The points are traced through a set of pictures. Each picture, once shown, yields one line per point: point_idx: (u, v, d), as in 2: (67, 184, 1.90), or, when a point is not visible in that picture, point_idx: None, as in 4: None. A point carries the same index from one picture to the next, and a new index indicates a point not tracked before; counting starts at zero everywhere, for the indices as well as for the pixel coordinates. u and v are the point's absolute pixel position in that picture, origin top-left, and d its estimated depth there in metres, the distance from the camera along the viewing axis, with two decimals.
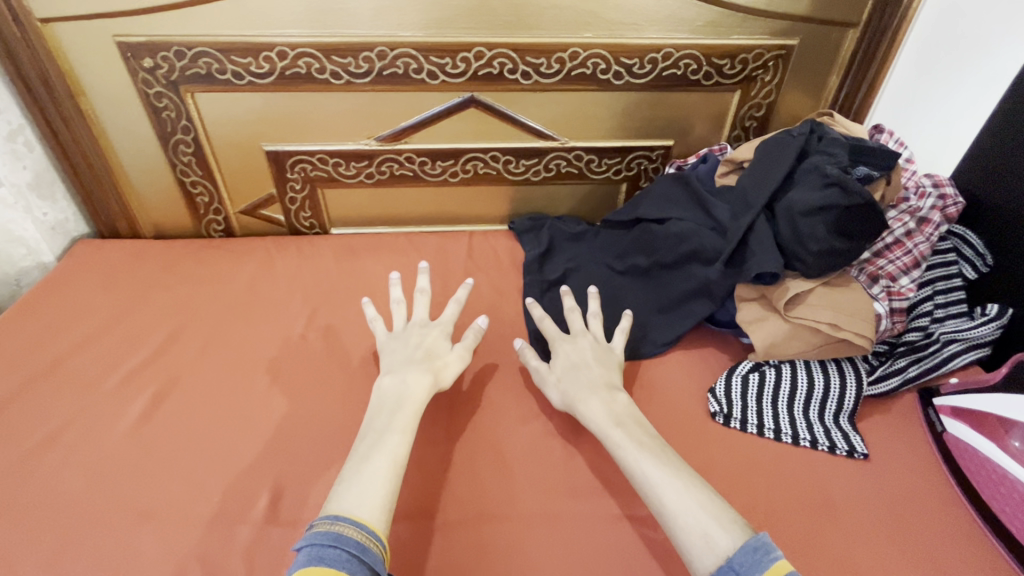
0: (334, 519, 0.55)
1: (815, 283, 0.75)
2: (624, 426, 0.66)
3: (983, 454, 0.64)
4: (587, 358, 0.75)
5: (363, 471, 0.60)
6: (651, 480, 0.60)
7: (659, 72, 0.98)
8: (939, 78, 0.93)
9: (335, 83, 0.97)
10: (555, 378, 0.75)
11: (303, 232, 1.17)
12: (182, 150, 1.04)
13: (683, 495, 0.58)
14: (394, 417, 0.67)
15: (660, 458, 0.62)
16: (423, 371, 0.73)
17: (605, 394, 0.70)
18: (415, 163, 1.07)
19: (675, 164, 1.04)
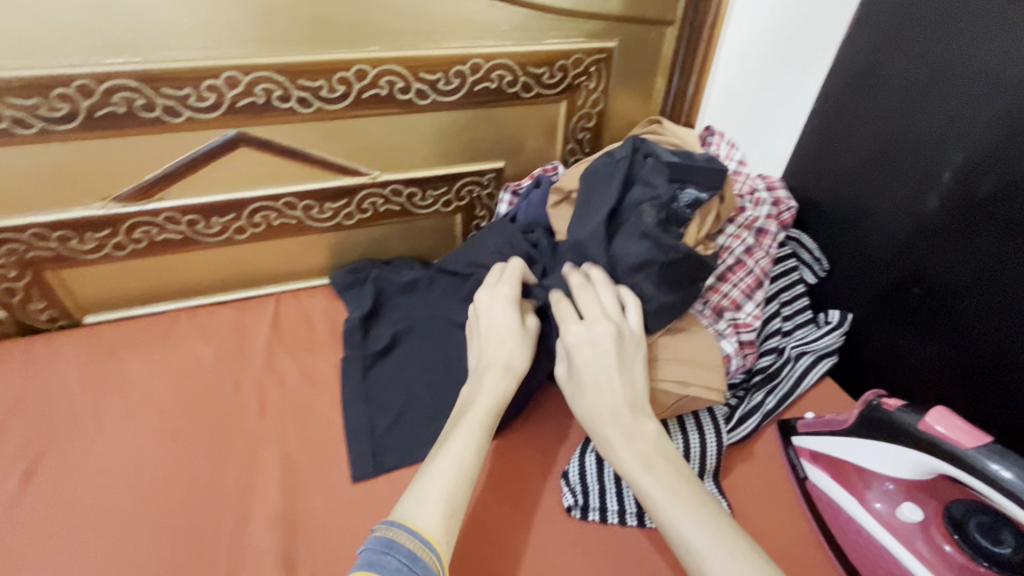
0: (400, 526, 0.47)
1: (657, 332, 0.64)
2: (651, 469, 0.53)
3: (847, 512, 0.59)
4: (610, 361, 0.57)
5: (426, 479, 0.51)
6: (684, 541, 0.48)
7: (470, 86, 0.83)
8: (761, 75, 0.89)
9: (24, 134, 0.69)
10: (572, 392, 0.59)
11: (43, 327, 0.87)
12: None
13: (727, 573, 0.46)
14: (461, 422, 0.56)
15: (697, 512, 0.49)
16: (497, 367, 0.60)
17: (625, 423, 0.55)
18: (180, 223, 0.82)
19: (509, 189, 0.92)
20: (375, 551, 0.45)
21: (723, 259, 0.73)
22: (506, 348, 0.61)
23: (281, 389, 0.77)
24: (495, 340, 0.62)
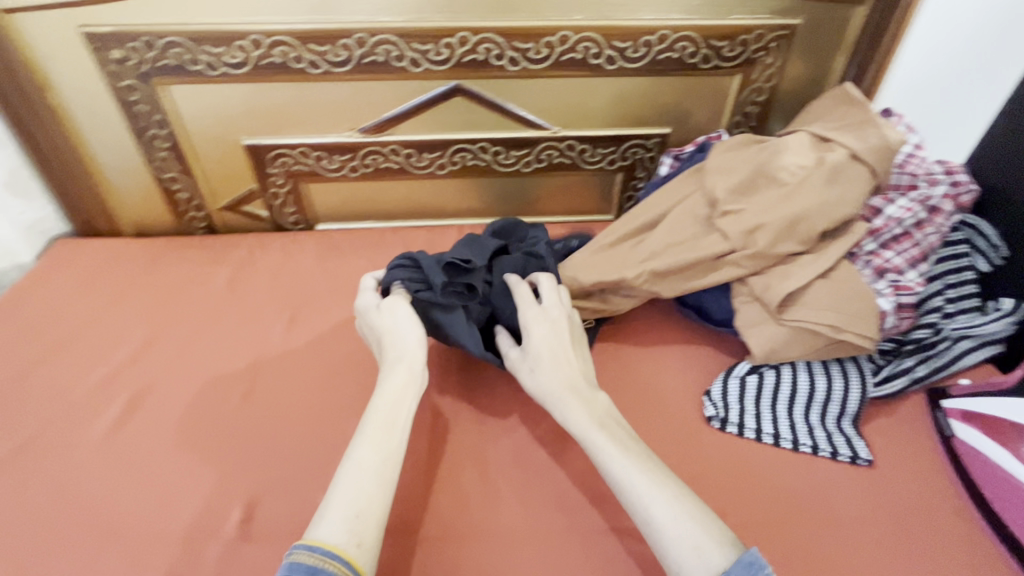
0: (310, 546, 0.47)
1: (812, 278, 0.70)
2: (605, 427, 0.60)
3: (993, 460, 0.64)
4: (557, 339, 0.67)
5: (339, 492, 0.52)
6: (632, 487, 0.54)
7: (654, 55, 0.93)
8: (952, 59, 0.89)
9: (313, 73, 0.92)
10: (529, 368, 0.67)
11: (289, 227, 1.13)
12: (158, 145, 1.00)
13: (670, 512, 0.51)
14: (376, 419, 0.59)
15: (647, 464, 0.56)
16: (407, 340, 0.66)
17: (583, 392, 0.63)
18: (400, 155, 1.03)
19: (670, 153, 1.00)
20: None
21: (890, 228, 0.75)
22: (398, 339, 0.66)
23: None
24: (398, 323, 0.67)
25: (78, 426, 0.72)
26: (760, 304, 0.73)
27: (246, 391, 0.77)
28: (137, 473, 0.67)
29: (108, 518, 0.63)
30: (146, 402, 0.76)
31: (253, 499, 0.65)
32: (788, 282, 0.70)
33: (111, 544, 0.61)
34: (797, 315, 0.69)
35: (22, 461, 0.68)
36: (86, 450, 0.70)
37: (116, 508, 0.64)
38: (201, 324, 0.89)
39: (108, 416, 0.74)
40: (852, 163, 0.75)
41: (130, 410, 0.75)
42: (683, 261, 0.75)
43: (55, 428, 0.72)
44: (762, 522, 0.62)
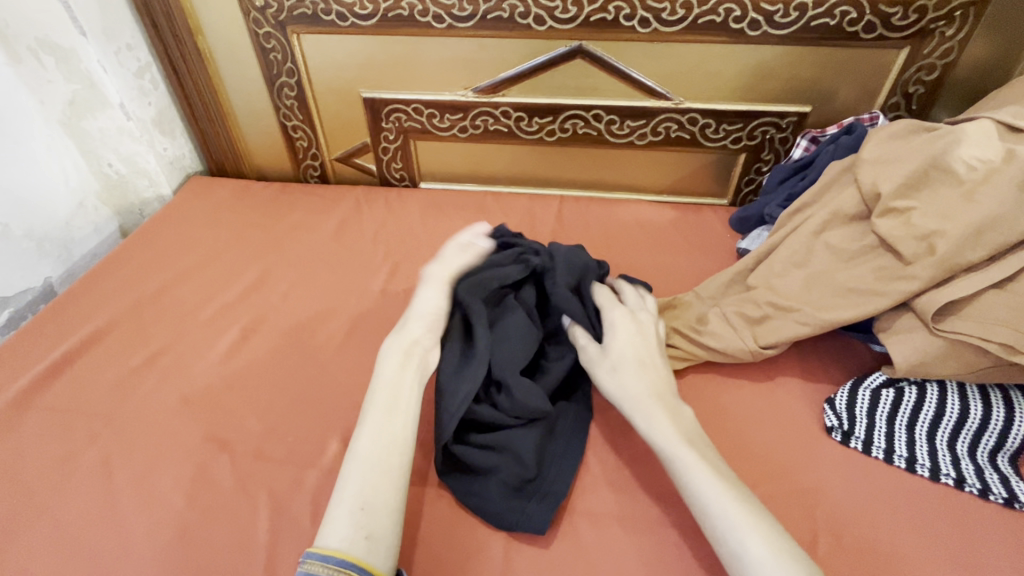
0: (320, 556, 0.46)
1: (985, 286, 0.59)
2: (692, 445, 0.55)
3: None
4: (641, 350, 0.64)
5: (354, 481, 0.51)
6: (719, 513, 0.49)
7: (807, 22, 0.83)
8: None
9: (437, 28, 0.92)
10: (609, 368, 0.62)
11: (394, 183, 1.15)
12: (286, 93, 1.05)
13: (765, 549, 0.46)
14: (391, 411, 0.56)
15: (739, 494, 0.51)
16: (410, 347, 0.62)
17: (667, 402, 0.59)
18: (510, 118, 1.01)
19: (807, 135, 0.90)
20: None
21: None
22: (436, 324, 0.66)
23: None
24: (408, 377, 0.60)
25: (200, 346, 0.79)
26: (910, 311, 0.64)
27: (347, 334, 0.80)
28: (248, 397, 0.72)
29: (220, 432, 0.68)
30: (258, 333, 0.81)
31: (348, 437, 0.67)
32: (949, 288, 0.60)
33: (221, 456, 0.65)
34: (957, 327, 0.59)
35: (153, 371, 0.75)
36: (206, 368, 0.75)
37: (229, 426, 0.68)
38: (310, 267, 0.93)
39: (226, 340, 0.79)
40: None
41: (245, 337, 0.80)
42: (848, 286, 0.68)
43: (181, 345, 0.79)
44: (887, 551, 0.55)
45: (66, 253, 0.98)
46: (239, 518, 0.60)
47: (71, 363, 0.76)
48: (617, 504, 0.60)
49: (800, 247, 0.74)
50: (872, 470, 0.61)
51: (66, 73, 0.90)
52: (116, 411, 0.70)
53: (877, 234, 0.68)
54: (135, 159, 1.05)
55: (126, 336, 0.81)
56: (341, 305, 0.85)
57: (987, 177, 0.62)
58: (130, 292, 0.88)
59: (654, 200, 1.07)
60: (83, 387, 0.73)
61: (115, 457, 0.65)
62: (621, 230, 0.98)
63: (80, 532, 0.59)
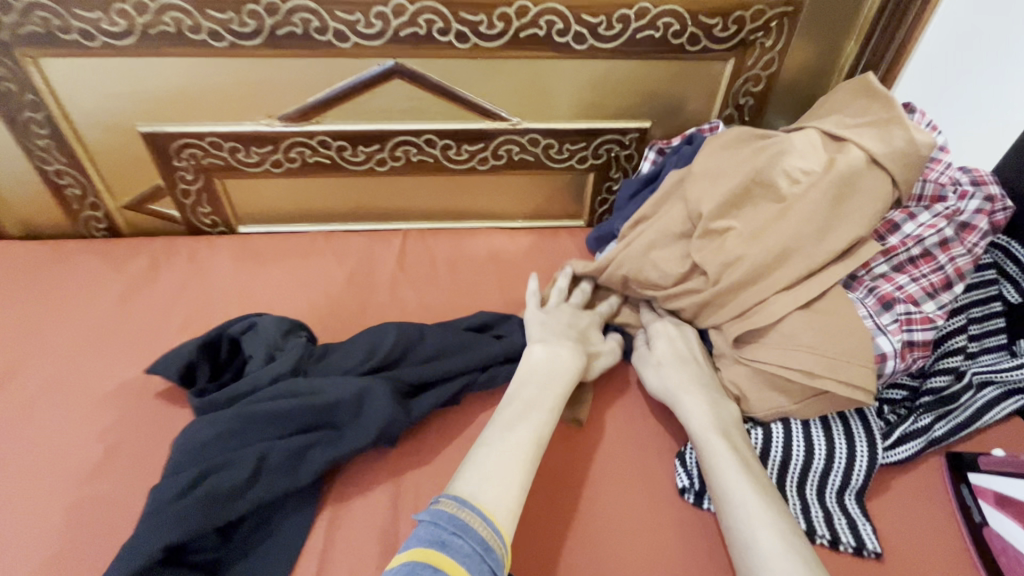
0: (460, 500, 0.47)
1: (788, 310, 0.60)
2: (728, 437, 0.56)
3: None
4: (682, 352, 0.65)
5: (478, 455, 0.52)
6: (743, 504, 0.51)
7: (632, 34, 0.77)
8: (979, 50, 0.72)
9: (216, 46, 0.75)
10: (655, 363, 0.65)
11: (206, 230, 0.96)
12: (35, 132, 0.83)
13: (776, 543, 0.48)
14: (512, 430, 0.54)
15: (764, 491, 0.52)
16: (547, 385, 0.60)
17: (712, 395, 0.60)
18: (331, 148, 0.87)
19: (655, 146, 0.85)
20: (434, 524, 0.45)
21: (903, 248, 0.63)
22: (564, 372, 0.62)
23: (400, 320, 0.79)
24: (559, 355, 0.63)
25: None
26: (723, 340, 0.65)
27: (112, 446, 0.62)
28: None
29: None
30: None
31: None
32: (751, 320, 0.62)
33: None
34: (759, 356, 0.60)
35: None
36: None
37: None
38: (76, 353, 0.73)
39: None
40: (869, 171, 0.61)
41: None
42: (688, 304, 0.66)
43: None
44: None
45: None
46: None
47: None
48: None
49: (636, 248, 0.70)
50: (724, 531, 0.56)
51: None
52: None
53: (693, 259, 0.65)
54: None
55: None
56: (112, 406, 0.67)
57: (801, 193, 0.62)
58: None
59: (509, 227, 0.98)
60: None
61: None
62: (470, 267, 0.88)
63: None
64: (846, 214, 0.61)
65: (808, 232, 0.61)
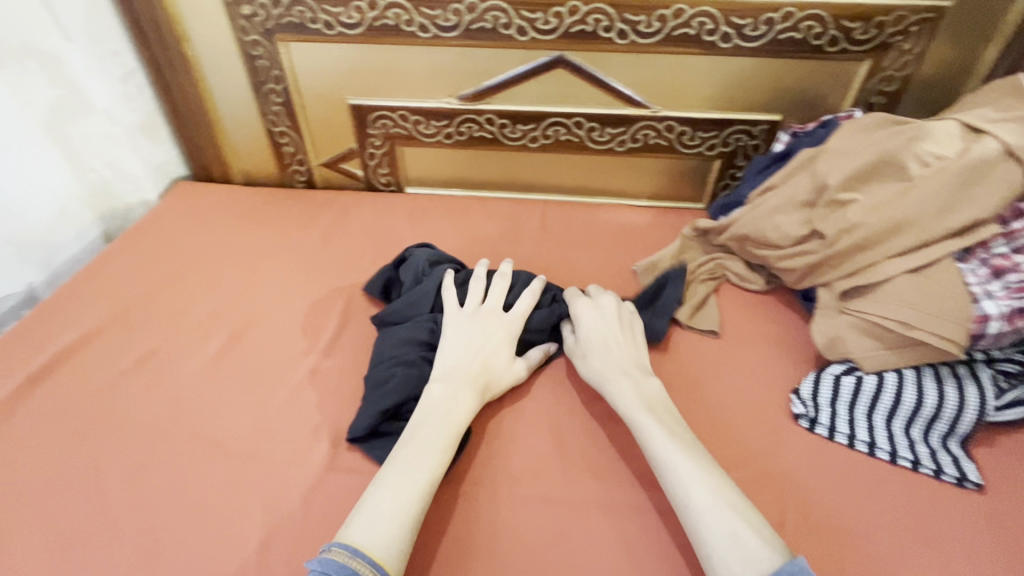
0: (350, 548, 0.50)
1: (895, 271, 0.68)
2: (654, 412, 0.63)
3: None
4: (611, 335, 0.73)
5: (377, 491, 0.55)
6: (676, 470, 0.56)
7: (775, 35, 0.87)
8: None
9: (422, 37, 0.94)
10: (582, 357, 0.72)
11: (381, 188, 1.17)
12: (273, 99, 1.07)
13: (706, 496, 0.53)
14: (433, 437, 0.61)
15: (689, 447, 0.58)
16: (468, 388, 0.66)
17: (633, 376, 0.68)
18: (495, 125, 1.04)
19: (789, 130, 0.93)
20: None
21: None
22: (491, 371, 0.70)
23: (545, 269, 0.94)
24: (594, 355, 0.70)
25: (190, 347, 0.80)
26: (832, 294, 0.74)
27: (336, 334, 0.82)
28: (237, 397, 0.73)
29: (210, 432, 0.69)
30: (247, 335, 0.82)
31: (339, 434, 0.69)
32: (858, 277, 0.72)
33: (212, 454, 0.67)
34: (860, 306, 0.70)
35: (143, 371, 0.76)
36: (194, 369, 0.77)
37: (219, 428, 0.69)
38: (298, 269, 0.95)
39: (215, 342, 0.80)
40: (1004, 160, 0.66)
41: (235, 337, 0.81)
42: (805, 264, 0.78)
43: (170, 347, 0.80)
44: (848, 530, 0.59)
45: (49, 258, 0.99)
46: (233, 516, 0.61)
47: (58, 367, 0.77)
48: (599, 492, 0.63)
49: (761, 210, 0.84)
50: (837, 456, 0.66)
51: (51, 78, 0.91)
52: (106, 411, 0.71)
53: (813, 225, 0.78)
54: (120, 165, 1.07)
55: (114, 337, 0.81)
56: (330, 307, 0.87)
57: (928, 173, 0.69)
58: (116, 297, 0.88)
59: (635, 204, 1.10)
60: (72, 388, 0.74)
61: (107, 455, 0.66)
62: (602, 232, 1.02)
63: (73, 533, 0.60)
64: (972, 195, 0.67)
65: (929, 212, 0.68)
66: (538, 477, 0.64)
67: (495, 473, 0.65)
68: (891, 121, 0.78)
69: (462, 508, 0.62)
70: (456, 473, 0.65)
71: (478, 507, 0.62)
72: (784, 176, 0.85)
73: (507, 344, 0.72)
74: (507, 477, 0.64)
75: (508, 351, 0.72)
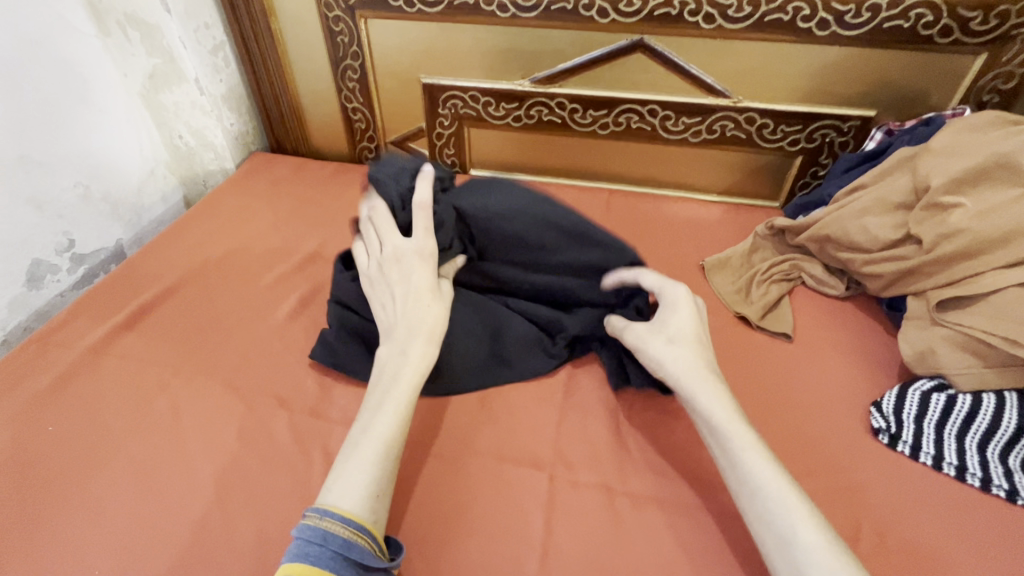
0: (323, 510, 0.49)
1: (1005, 284, 0.62)
2: (750, 425, 0.55)
3: None
4: (699, 332, 0.63)
5: (351, 461, 0.53)
6: (781, 499, 0.49)
7: (879, 23, 0.81)
8: None
9: (500, 17, 0.93)
10: (664, 342, 0.62)
11: (445, 168, 1.18)
12: (349, 76, 1.09)
13: (814, 535, 0.47)
14: (386, 396, 0.58)
15: (787, 477, 0.52)
16: (414, 334, 0.62)
17: (724, 382, 0.59)
18: (565, 109, 1.02)
19: (883, 127, 0.88)
20: (302, 540, 0.48)
21: None
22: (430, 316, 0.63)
23: None
24: (673, 341, 0.62)
25: (261, 308, 0.83)
26: (926, 302, 0.69)
27: None
28: (303, 357, 0.76)
29: (277, 390, 0.71)
30: (315, 301, 0.84)
31: None
32: (959, 287, 0.65)
33: (278, 411, 0.69)
34: (959, 319, 0.64)
35: (218, 328, 0.80)
36: (264, 329, 0.80)
37: (285, 386, 0.72)
38: None
39: (285, 306, 0.83)
40: None
41: (303, 302, 0.84)
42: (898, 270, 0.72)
43: (242, 307, 0.83)
44: (933, 554, 0.55)
45: (136, 218, 1.05)
46: (294, 470, 0.63)
47: (143, 317, 0.82)
48: (657, 487, 0.61)
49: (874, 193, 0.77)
50: (918, 474, 0.61)
51: (149, 47, 0.97)
52: (184, 362, 0.75)
53: (911, 226, 0.72)
54: (204, 133, 1.12)
55: (193, 294, 0.86)
56: None
57: None
58: (195, 256, 0.93)
59: (705, 199, 1.06)
60: (154, 338, 0.79)
61: (183, 403, 0.70)
62: (668, 225, 0.98)
63: (150, 472, 0.63)
64: None
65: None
66: (595, 464, 0.63)
67: (551, 456, 0.64)
68: (1007, 121, 0.72)
69: (518, 488, 0.61)
70: (514, 452, 0.64)
71: (533, 487, 0.61)
72: (877, 175, 0.79)
73: (428, 270, 0.66)
74: (562, 461, 0.64)
75: (433, 279, 0.66)
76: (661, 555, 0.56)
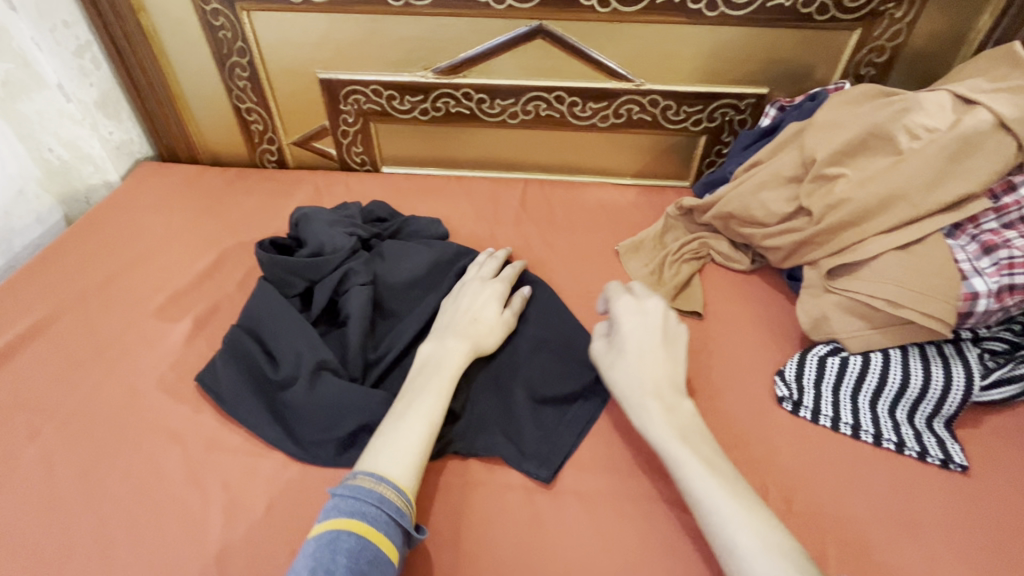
0: (378, 475, 0.50)
1: (883, 250, 0.66)
2: (687, 439, 0.55)
3: None
4: (645, 338, 0.62)
5: (396, 431, 0.55)
6: (715, 508, 0.49)
7: (761, 3, 0.83)
8: None
9: (392, 6, 0.89)
10: (611, 364, 0.61)
11: (355, 167, 1.13)
12: (238, 74, 1.02)
13: (755, 540, 0.46)
14: (433, 378, 0.60)
15: (729, 484, 0.51)
16: (463, 337, 0.65)
17: (665, 397, 0.58)
18: (472, 100, 0.99)
19: (776, 103, 0.90)
20: (354, 497, 0.49)
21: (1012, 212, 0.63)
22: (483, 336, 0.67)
23: (524, 250, 0.90)
24: (635, 365, 0.60)
25: (150, 335, 0.76)
26: (819, 273, 0.72)
27: None
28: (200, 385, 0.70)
29: (170, 425, 0.65)
30: (213, 321, 0.78)
31: None
32: (847, 255, 0.68)
33: (172, 448, 0.63)
34: (849, 285, 0.67)
35: (100, 362, 0.72)
36: (155, 358, 0.73)
37: (180, 418, 0.66)
38: None
39: (178, 329, 0.76)
40: (996, 133, 0.63)
41: (199, 324, 0.77)
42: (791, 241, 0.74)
43: (130, 335, 0.76)
44: (835, 510, 0.58)
45: (7, 245, 0.93)
46: (192, 510, 0.58)
47: (9, 358, 0.73)
48: (576, 480, 0.61)
49: (756, 176, 0.81)
50: (820, 437, 0.64)
51: None
52: (57, 405, 0.67)
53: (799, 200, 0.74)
54: (78, 144, 1.00)
55: (69, 326, 0.77)
56: None
57: (918, 147, 0.66)
58: (72, 283, 0.84)
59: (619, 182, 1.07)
60: (22, 381, 0.70)
61: (59, 450, 0.63)
62: (583, 212, 0.98)
63: (23, 534, 0.56)
64: (965, 171, 0.64)
65: (918, 184, 0.65)
66: None
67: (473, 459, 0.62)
68: (880, 94, 0.75)
69: (439, 496, 0.59)
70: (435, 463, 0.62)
71: (453, 496, 0.59)
72: (771, 150, 0.82)
73: (496, 304, 0.70)
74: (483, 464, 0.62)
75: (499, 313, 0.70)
76: (583, 548, 0.55)
